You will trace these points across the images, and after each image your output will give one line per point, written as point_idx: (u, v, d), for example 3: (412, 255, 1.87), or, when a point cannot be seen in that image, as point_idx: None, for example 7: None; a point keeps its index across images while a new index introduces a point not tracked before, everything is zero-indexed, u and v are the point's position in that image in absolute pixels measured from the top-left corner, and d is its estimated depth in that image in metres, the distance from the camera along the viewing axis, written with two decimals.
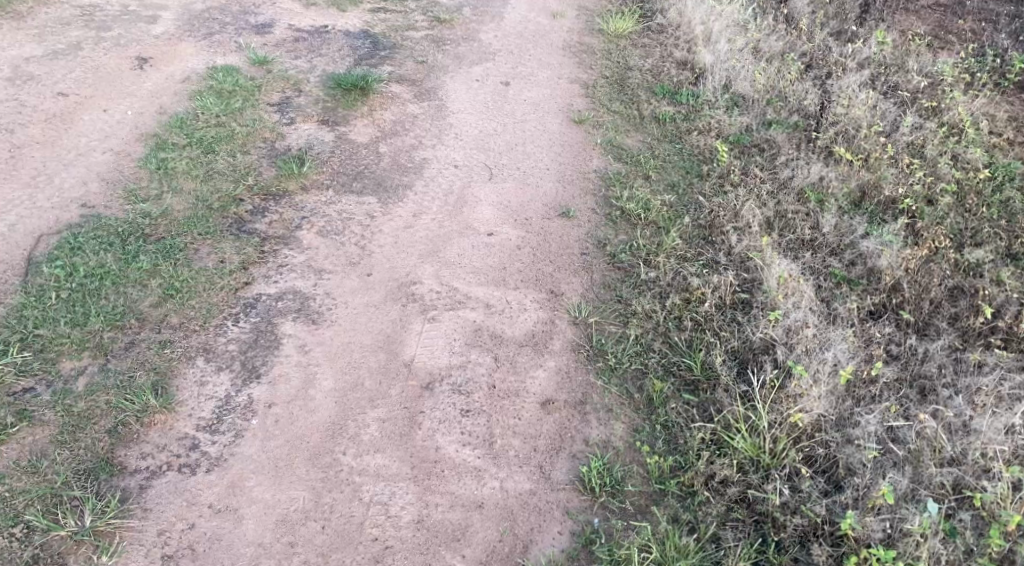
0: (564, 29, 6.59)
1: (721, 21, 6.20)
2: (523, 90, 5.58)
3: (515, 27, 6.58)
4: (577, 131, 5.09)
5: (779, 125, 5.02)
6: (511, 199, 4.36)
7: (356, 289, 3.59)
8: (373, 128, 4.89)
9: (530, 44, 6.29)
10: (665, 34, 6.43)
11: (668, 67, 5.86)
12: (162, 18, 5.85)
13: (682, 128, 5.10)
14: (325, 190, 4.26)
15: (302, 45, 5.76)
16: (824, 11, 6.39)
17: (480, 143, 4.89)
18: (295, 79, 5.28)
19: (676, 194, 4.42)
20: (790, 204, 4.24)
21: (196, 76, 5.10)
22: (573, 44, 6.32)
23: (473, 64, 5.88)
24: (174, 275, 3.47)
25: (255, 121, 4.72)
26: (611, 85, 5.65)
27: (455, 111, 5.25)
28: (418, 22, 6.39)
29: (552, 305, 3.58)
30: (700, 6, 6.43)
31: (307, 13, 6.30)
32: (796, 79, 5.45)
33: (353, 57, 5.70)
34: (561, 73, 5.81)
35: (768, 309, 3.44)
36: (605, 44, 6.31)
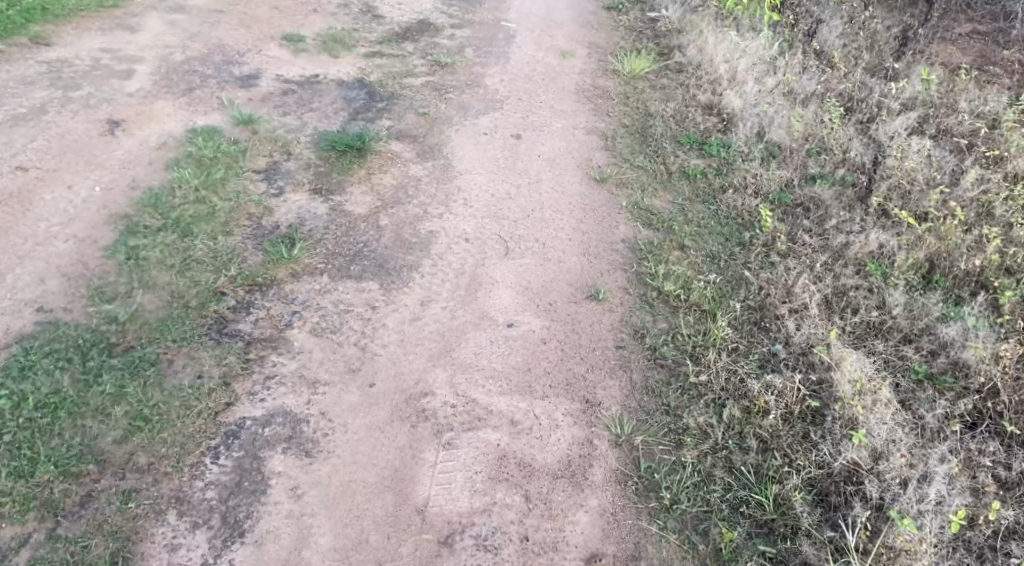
0: (576, 69, 6.11)
1: (746, 60, 5.73)
2: (536, 143, 5.09)
3: (522, 69, 6.11)
4: (598, 192, 4.59)
5: (824, 181, 4.52)
6: (531, 279, 3.84)
7: (356, 406, 3.06)
8: (372, 196, 4.39)
9: (539, 88, 5.82)
10: (685, 74, 5.95)
11: (692, 112, 5.38)
12: (138, 72, 5.37)
13: (715, 186, 4.60)
14: (320, 275, 3.76)
15: (291, 98, 5.28)
16: (856, 45, 5.93)
17: (493, 210, 4.38)
18: (285, 140, 4.78)
19: (718, 268, 3.89)
20: (850, 279, 3.73)
21: (173, 141, 4.62)
22: (586, 87, 5.85)
23: (479, 115, 5.40)
24: (143, 401, 2.92)
25: (240, 194, 4.23)
26: (631, 136, 5.17)
27: (463, 171, 4.75)
28: (417, 67, 5.93)
29: (588, 420, 3.03)
30: (721, 43, 5.98)
31: (297, 61, 5.84)
32: (836, 124, 4.95)
33: (348, 111, 5.22)
34: (575, 123, 5.33)
35: (845, 422, 2.91)
36: (621, 87, 5.84)
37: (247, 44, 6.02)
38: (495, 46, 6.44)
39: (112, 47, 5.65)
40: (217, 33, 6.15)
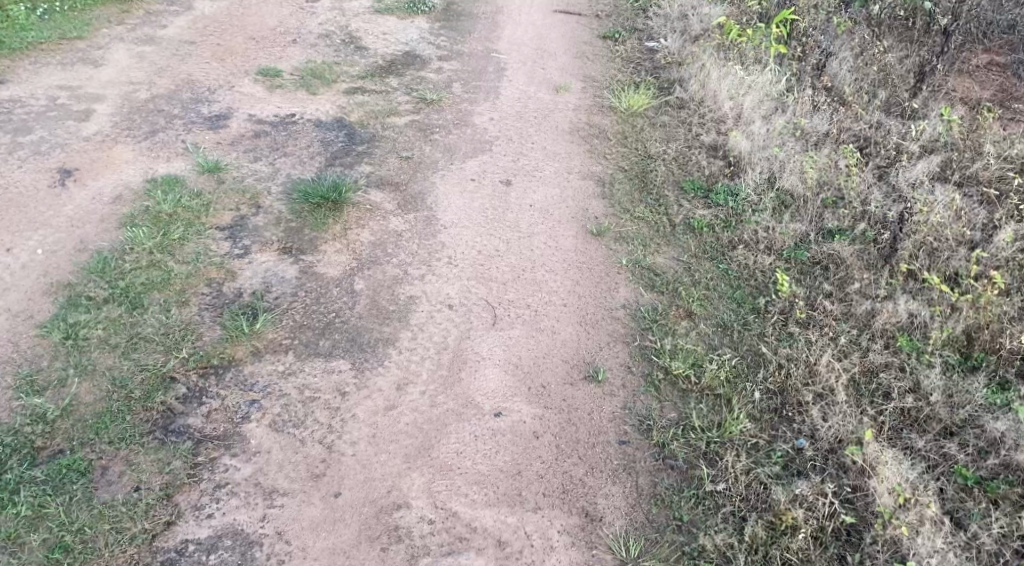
0: (571, 106, 5.75)
1: (752, 98, 5.37)
2: (527, 191, 4.69)
3: (512, 106, 5.75)
4: (597, 247, 4.19)
5: (843, 236, 4.12)
6: (522, 354, 3.42)
7: (318, 524, 2.67)
8: (348, 255, 3.98)
9: (530, 126, 5.44)
10: (687, 110, 5.58)
11: (696, 154, 5.00)
12: (96, 112, 4.97)
13: (724, 241, 4.21)
14: (284, 352, 3.34)
15: (263, 141, 4.90)
16: (869, 80, 5.58)
17: (481, 270, 3.98)
18: (253, 191, 4.38)
19: (730, 340, 3.50)
20: (879, 356, 3.34)
21: (129, 193, 4.21)
22: (582, 126, 5.47)
23: (466, 159, 5.01)
24: (64, 525, 2.55)
25: (199, 256, 3.82)
26: (631, 181, 4.78)
27: (448, 223, 4.34)
28: (401, 105, 5.58)
29: (588, 541, 2.68)
30: (725, 79, 5.62)
31: (271, 98, 5.45)
32: (855, 169, 4.57)
33: (324, 155, 4.84)
34: (570, 167, 4.94)
35: (887, 549, 2.59)
36: (618, 125, 5.47)
37: (219, 80, 5.64)
38: (485, 81, 6.09)
39: (70, 84, 5.26)
40: (186, 67, 5.77)
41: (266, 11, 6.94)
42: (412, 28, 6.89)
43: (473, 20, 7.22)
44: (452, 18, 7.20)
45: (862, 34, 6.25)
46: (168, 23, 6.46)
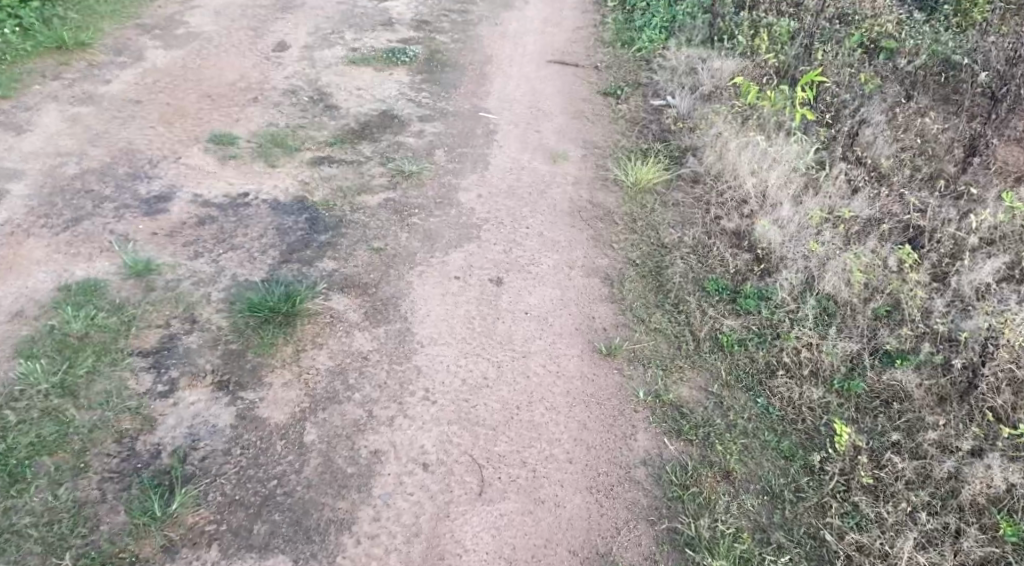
0: (568, 179, 5.06)
1: (777, 175, 4.70)
2: (521, 293, 3.95)
3: (502, 179, 5.04)
4: (608, 371, 3.43)
5: (906, 362, 3.38)
6: (516, 542, 2.70)
7: None
8: (298, 389, 3.23)
9: (524, 206, 4.74)
10: (702, 187, 4.89)
11: (717, 244, 4.30)
12: (9, 194, 4.26)
13: (759, 363, 3.46)
14: (206, 545, 2.61)
15: (207, 231, 4.16)
16: (910, 151, 4.95)
17: (465, 406, 3.20)
18: (188, 301, 3.62)
19: (782, 519, 2.78)
20: (976, 548, 2.63)
21: (33, 307, 3.46)
22: (582, 206, 4.76)
23: (449, 248, 4.27)
24: None
25: (110, 398, 3.04)
26: (644, 279, 4.06)
27: (427, 340, 3.58)
28: (375, 178, 4.85)
29: None
30: (744, 151, 4.95)
31: (224, 173, 4.71)
32: (908, 270, 3.86)
33: (280, 248, 4.09)
34: (570, 261, 4.22)
35: None
36: (624, 205, 4.77)
37: (165, 149, 4.91)
38: (471, 149, 5.40)
39: None
40: (127, 133, 5.04)
41: (227, 61, 6.24)
42: (390, 82, 6.20)
43: (459, 72, 6.55)
44: (435, 69, 6.53)
45: (893, 95, 5.63)
46: (113, 77, 5.76)
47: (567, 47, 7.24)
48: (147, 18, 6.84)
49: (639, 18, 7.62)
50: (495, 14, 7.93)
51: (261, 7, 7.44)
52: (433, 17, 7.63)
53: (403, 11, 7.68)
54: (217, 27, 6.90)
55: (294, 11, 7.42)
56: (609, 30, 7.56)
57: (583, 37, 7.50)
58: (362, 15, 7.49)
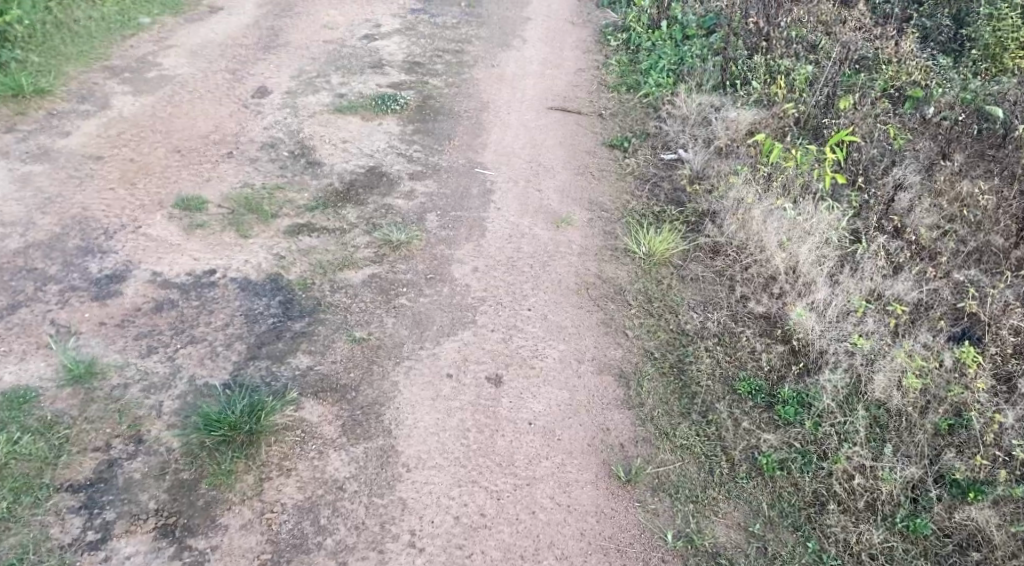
0: (575, 248, 4.57)
1: (808, 251, 4.23)
2: (524, 396, 3.40)
3: (501, 248, 4.54)
4: (626, 504, 2.94)
5: (982, 497, 2.91)
6: None
7: None
8: (259, 535, 2.71)
9: (525, 282, 4.22)
10: (723, 260, 4.41)
11: (745, 333, 3.80)
12: None
13: (806, 493, 2.99)
14: None
15: (164, 319, 3.65)
16: (955, 219, 4.48)
17: (461, 557, 2.71)
18: (133, 414, 3.07)
19: None
20: None
21: None
22: (591, 280, 4.26)
23: (441, 338, 3.74)
24: None
25: (24, 555, 2.53)
26: (666, 377, 3.54)
27: (413, 460, 3.03)
28: (359, 249, 4.35)
29: None
30: (769, 221, 4.49)
31: (188, 245, 4.20)
32: (972, 372, 3.36)
33: (247, 340, 3.58)
34: (579, 354, 3.69)
35: None
36: (638, 281, 4.26)
37: (124, 215, 4.39)
38: (466, 212, 4.91)
39: None
40: (83, 195, 4.52)
41: (201, 109, 5.76)
42: (379, 134, 5.76)
43: (454, 121, 6.11)
44: (428, 119, 6.09)
45: (926, 153, 5.20)
46: (73, 128, 5.27)
47: (569, 91, 6.82)
48: (117, 60, 6.38)
49: (645, 59, 7.26)
50: (491, 55, 7.51)
51: (242, 47, 6.99)
52: (426, 59, 7.21)
53: (394, 52, 7.26)
54: (193, 69, 6.44)
55: (277, 52, 6.97)
56: (613, 72, 7.15)
57: (585, 79, 7.07)
58: (350, 56, 7.04)
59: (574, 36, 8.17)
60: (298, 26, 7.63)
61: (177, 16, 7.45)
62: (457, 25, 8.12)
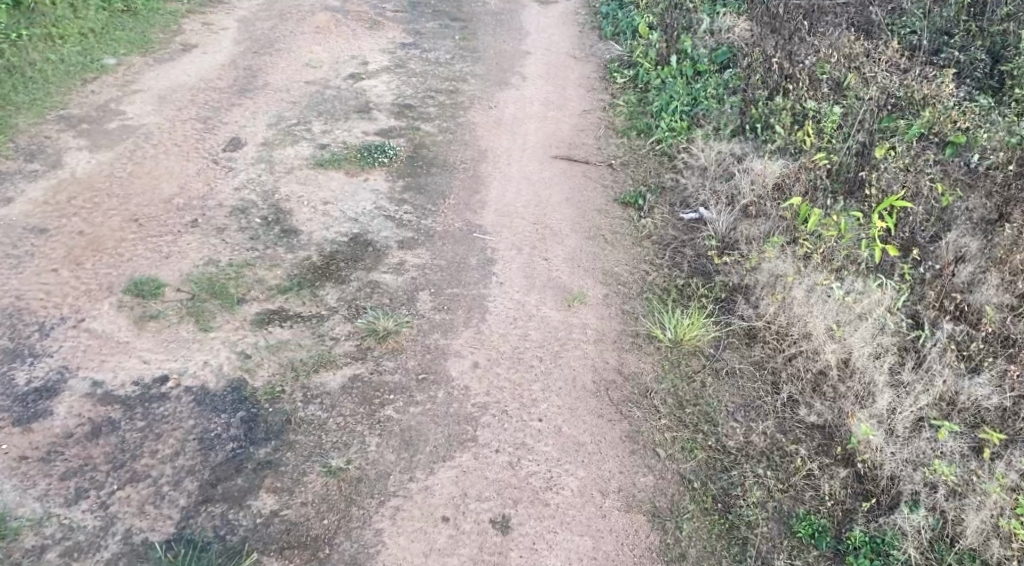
0: (589, 333, 3.95)
1: (862, 341, 3.66)
2: (538, 548, 2.82)
3: (503, 335, 3.91)
4: None
5: None
6: None
7: None
8: None
9: (534, 381, 3.59)
10: (762, 350, 3.80)
11: (799, 452, 3.20)
12: None
13: None
14: None
15: (99, 448, 3.02)
16: None
17: None
18: None
19: None
20: None
21: None
22: (610, 377, 3.63)
23: (434, 464, 3.10)
24: None
25: None
26: (711, 516, 2.96)
27: None
28: (340, 343, 3.73)
29: None
30: (814, 302, 3.90)
31: (138, 343, 3.57)
32: None
33: (200, 475, 2.96)
34: (602, 483, 3.08)
35: None
36: (665, 378, 3.63)
37: (65, 305, 3.77)
38: (464, 288, 4.27)
39: None
40: (18, 281, 3.89)
41: (165, 167, 5.15)
42: (365, 192, 5.16)
43: (448, 176, 5.53)
44: (419, 173, 5.50)
45: (980, 211, 4.63)
46: (17, 194, 4.66)
47: (575, 137, 6.31)
48: (74, 109, 5.79)
49: (655, 100, 6.74)
50: (488, 95, 6.97)
51: (215, 91, 6.41)
52: (417, 102, 6.66)
53: (382, 95, 6.71)
54: (159, 118, 5.85)
55: (255, 95, 6.40)
56: (621, 114, 6.67)
57: (591, 123, 6.55)
58: (335, 99, 6.47)
59: (577, 71, 7.64)
60: (279, 65, 7.05)
61: (146, 56, 6.88)
62: (450, 61, 7.57)
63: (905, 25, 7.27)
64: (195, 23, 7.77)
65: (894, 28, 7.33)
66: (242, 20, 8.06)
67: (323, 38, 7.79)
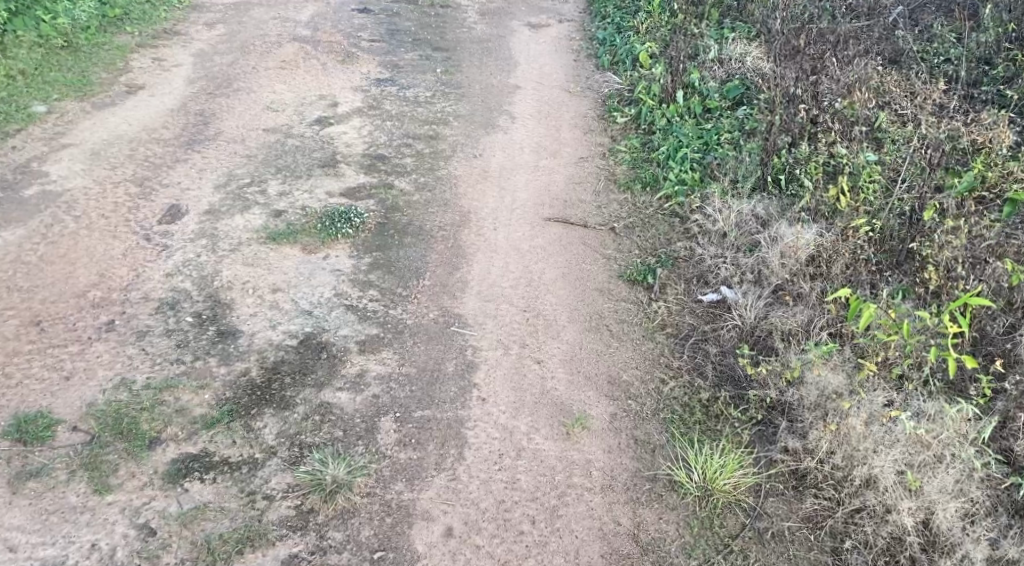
0: (594, 475, 3.13)
1: (944, 494, 2.90)
2: None
3: (483, 482, 3.08)
4: None
5: None
6: None
7: None
8: None
9: (525, 560, 2.80)
10: (815, 502, 3.01)
11: None
12: None
13: None
14: None
15: None
16: None
17: None
18: None
19: None
20: None
21: None
22: (622, 548, 2.85)
23: None
24: None
25: None
26: None
27: None
28: (274, 504, 2.92)
29: None
30: (877, 437, 3.11)
31: (7, 517, 2.77)
32: None
33: None
34: None
35: None
36: (696, 550, 2.84)
37: None
38: (438, 409, 3.44)
39: None
40: None
41: (85, 247, 4.34)
42: (322, 273, 4.34)
43: (423, 249, 4.71)
44: (389, 246, 4.69)
45: None
46: None
47: (570, 191, 5.51)
48: None
49: (661, 145, 5.97)
50: (471, 141, 6.18)
51: (157, 143, 5.60)
52: (391, 152, 5.86)
53: (351, 143, 5.91)
54: (87, 179, 5.03)
55: (204, 148, 5.60)
56: (623, 161, 5.91)
57: (589, 174, 5.76)
58: (296, 151, 5.67)
59: (571, 109, 6.85)
60: (235, 108, 6.25)
61: (83, 101, 6.08)
62: (431, 100, 6.78)
63: (938, 55, 6.49)
64: (144, 58, 6.97)
65: (926, 55, 6.54)
66: (199, 54, 7.25)
67: (287, 75, 6.98)
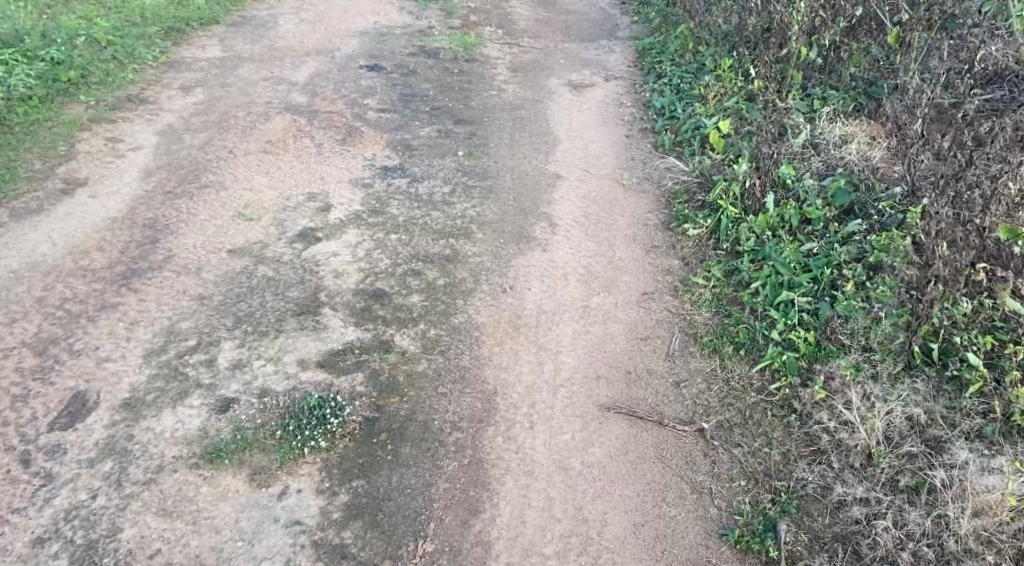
0: None
1: None
2: None
3: None
4: None
5: None
6: None
7: None
8: None
9: None
10: None
11: None
12: None
13: None
14: None
15: None
16: None
17: None
18: None
19: None
20: None
21: None
22: None
23: None
24: None
25: None
26: None
27: None
28: None
29: None
30: None
31: None
32: None
33: None
34: None
35: None
36: None
37: None
38: None
39: None
40: None
41: None
42: (272, 532, 2.92)
43: (428, 472, 3.22)
44: (377, 466, 3.22)
45: None
46: None
47: (633, 354, 4.01)
48: None
49: (754, 278, 4.43)
50: (500, 264, 4.71)
51: (83, 274, 4.22)
52: (393, 285, 4.41)
53: (342, 271, 4.48)
54: None
55: (143, 282, 4.19)
56: (704, 302, 4.40)
57: (656, 322, 4.26)
58: (265, 287, 4.25)
59: (626, 212, 5.38)
60: (197, 214, 4.85)
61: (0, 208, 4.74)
62: (449, 199, 5.33)
63: None
64: (95, 138, 5.63)
65: None
66: (165, 130, 5.89)
67: (272, 161, 5.59)
